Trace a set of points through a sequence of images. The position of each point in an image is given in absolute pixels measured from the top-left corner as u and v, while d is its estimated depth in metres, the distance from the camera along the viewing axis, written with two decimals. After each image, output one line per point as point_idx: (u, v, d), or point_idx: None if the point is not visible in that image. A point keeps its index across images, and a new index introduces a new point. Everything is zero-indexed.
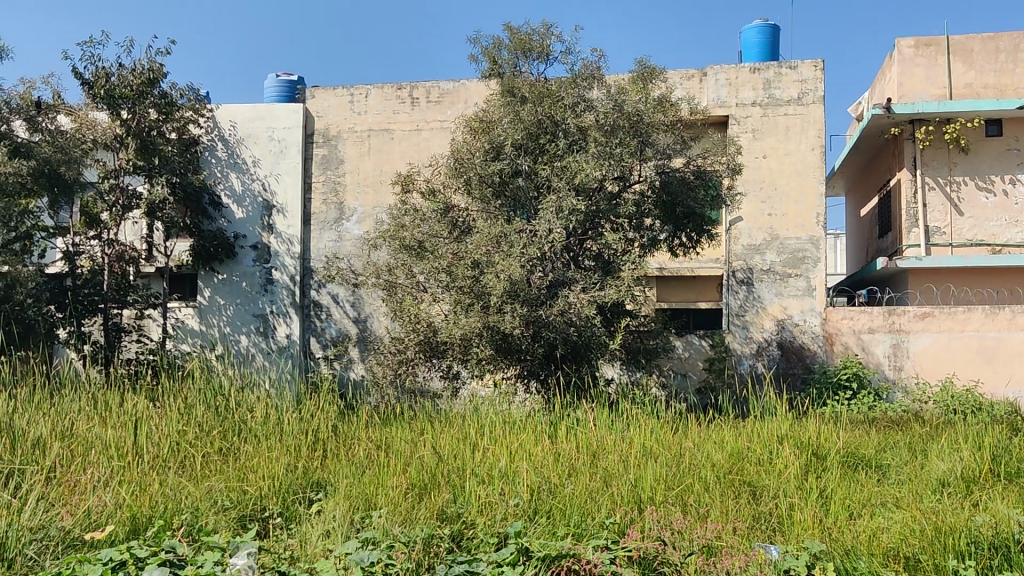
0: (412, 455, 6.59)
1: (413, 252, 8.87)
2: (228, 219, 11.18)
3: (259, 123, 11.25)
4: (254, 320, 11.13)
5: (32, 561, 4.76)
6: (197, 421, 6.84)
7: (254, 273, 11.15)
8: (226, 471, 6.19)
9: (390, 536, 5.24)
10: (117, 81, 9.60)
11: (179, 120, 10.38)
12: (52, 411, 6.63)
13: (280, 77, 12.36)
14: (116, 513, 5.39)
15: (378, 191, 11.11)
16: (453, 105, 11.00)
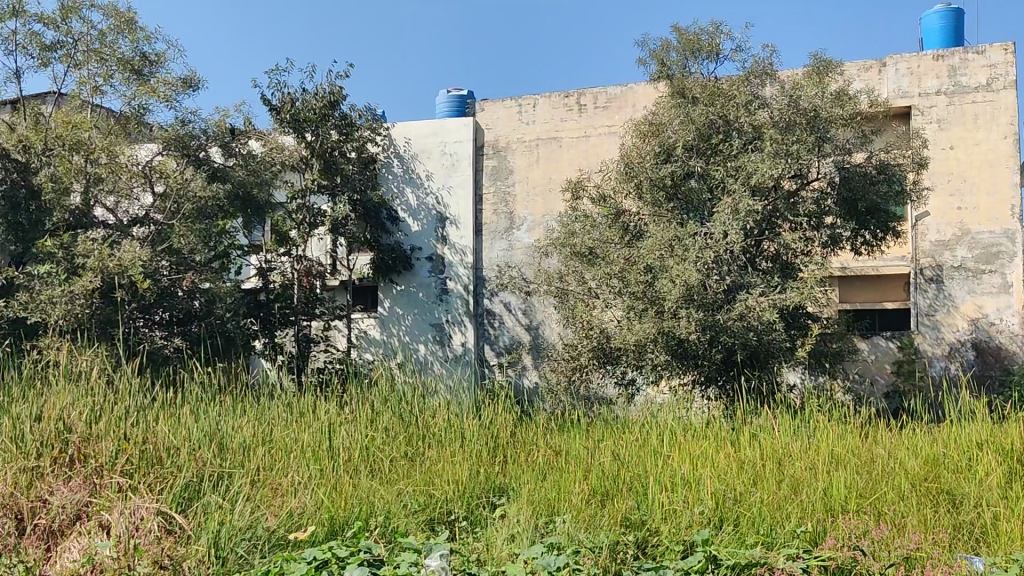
0: (592, 461, 6.59)
1: (586, 259, 8.92)
2: (405, 232, 11.56)
3: (432, 139, 11.59)
4: (431, 329, 11.45)
5: (243, 559, 5.09)
6: (384, 426, 7.10)
7: (430, 283, 11.48)
8: (414, 476, 6.38)
9: (575, 541, 5.28)
10: (302, 106, 10.16)
11: (359, 139, 10.82)
12: (253, 415, 7.04)
13: (450, 93, 12.71)
14: (315, 514, 5.66)
15: (548, 199, 11.21)
16: (621, 109, 10.95)
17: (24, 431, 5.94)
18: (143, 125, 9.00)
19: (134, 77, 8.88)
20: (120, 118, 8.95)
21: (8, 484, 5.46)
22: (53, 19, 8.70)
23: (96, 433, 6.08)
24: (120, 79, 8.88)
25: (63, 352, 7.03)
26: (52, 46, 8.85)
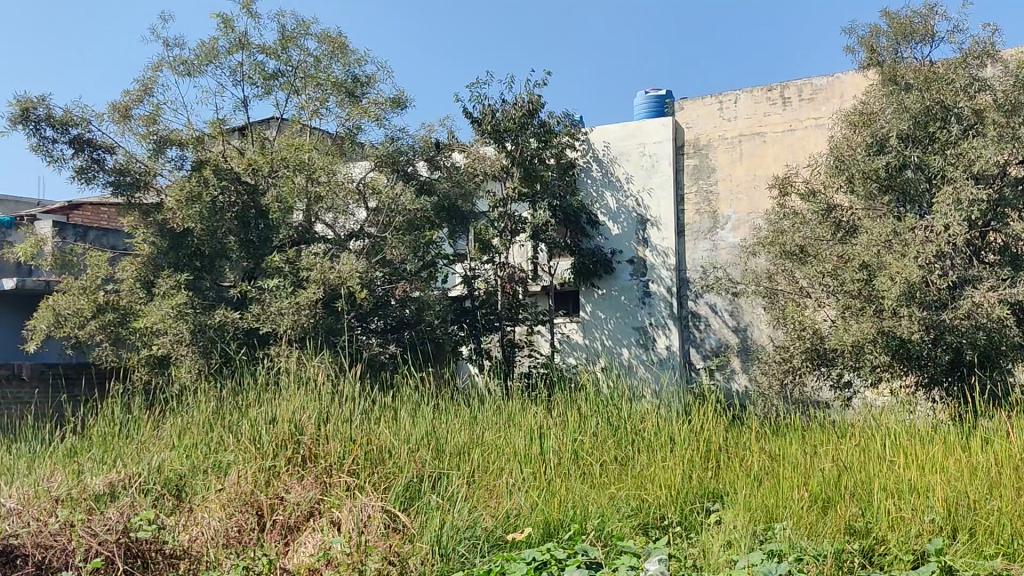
0: (810, 466, 6.37)
1: (796, 258, 8.66)
2: (605, 236, 11.63)
3: (632, 141, 11.56)
4: (634, 332, 11.42)
5: (464, 558, 5.26)
6: (593, 430, 7.12)
7: (633, 286, 11.46)
8: (626, 480, 6.38)
9: (797, 549, 5.12)
10: (502, 116, 10.40)
11: (558, 145, 10.95)
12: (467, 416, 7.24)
13: (648, 94, 12.66)
14: (531, 515, 5.75)
15: (753, 196, 10.95)
16: (828, 101, 10.55)
17: (262, 434, 6.39)
18: (357, 144, 9.54)
19: (348, 99, 9.44)
20: (336, 138, 9.57)
21: (249, 482, 5.94)
22: (274, 49, 9.30)
23: (325, 434, 6.41)
24: (336, 102, 9.45)
25: (292, 359, 7.47)
26: (273, 75, 9.41)
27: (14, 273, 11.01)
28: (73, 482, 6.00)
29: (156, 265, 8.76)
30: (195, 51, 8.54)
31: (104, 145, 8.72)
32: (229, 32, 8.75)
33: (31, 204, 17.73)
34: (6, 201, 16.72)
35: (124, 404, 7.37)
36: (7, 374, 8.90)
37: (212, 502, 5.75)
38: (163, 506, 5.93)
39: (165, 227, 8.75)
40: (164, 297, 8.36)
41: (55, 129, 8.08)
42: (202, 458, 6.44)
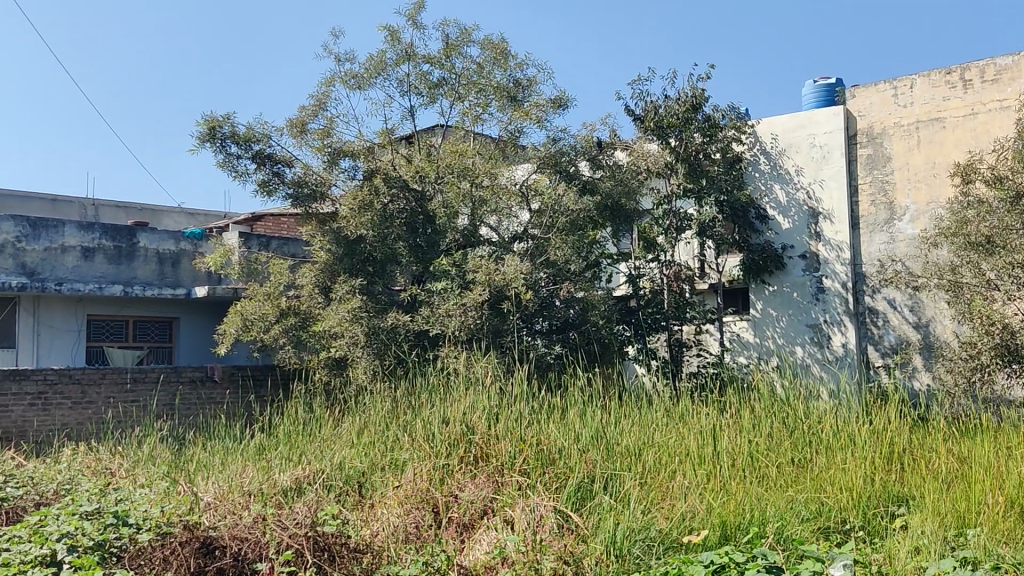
0: (1004, 468, 6.03)
1: (983, 250, 8.14)
2: (775, 231, 11.33)
3: (801, 132, 11.21)
4: (809, 330, 11.09)
5: (640, 560, 5.27)
6: (768, 431, 6.91)
7: (805, 282, 11.12)
8: (804, 483, 6.22)
9: (993, 557, 4.86)
10: (665, 112, 10.41)
11: (723, 139, 10.72)
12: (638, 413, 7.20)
13: (816, 83, 12.25)
14: (707, 518, 5.67)
15: (933, 185, 10.38)
16: (1014, 81, 9.89)
17: (435, 432, 6.57)
18: (519, 147, 9.65)
19: (509, 103, 9.60)
20: (499, 142, 9.74)
21: (425, 480, 6.14)
22: (438, 58, 9.55)
23: (497, 433, 6.51)
24: (498, 106, 9.65)
25: (462, 360, 7.60)
26: (437, 84, 9.66)
27: (205, 282, 11.77)
28: (263, 478, 6.33)
29: (332, 271, 9.11)
30: (364, 64, 8.87)
31: (284, 158, 9.22)
32: (395, 45, 9.05)
33: (217, 215, 18.89)
34: (194, 213, 17.86)
35: (306, 404, 7.72)
36: (200, 376, 9.53)
37: (390, 499, 5.99)
38: (346, 501, 6.19)
39: (340, 235, 9.01)
40: (341, 301, 8.73)
41: (239, 145, 8.57)
42: (380, 454, 6.68)
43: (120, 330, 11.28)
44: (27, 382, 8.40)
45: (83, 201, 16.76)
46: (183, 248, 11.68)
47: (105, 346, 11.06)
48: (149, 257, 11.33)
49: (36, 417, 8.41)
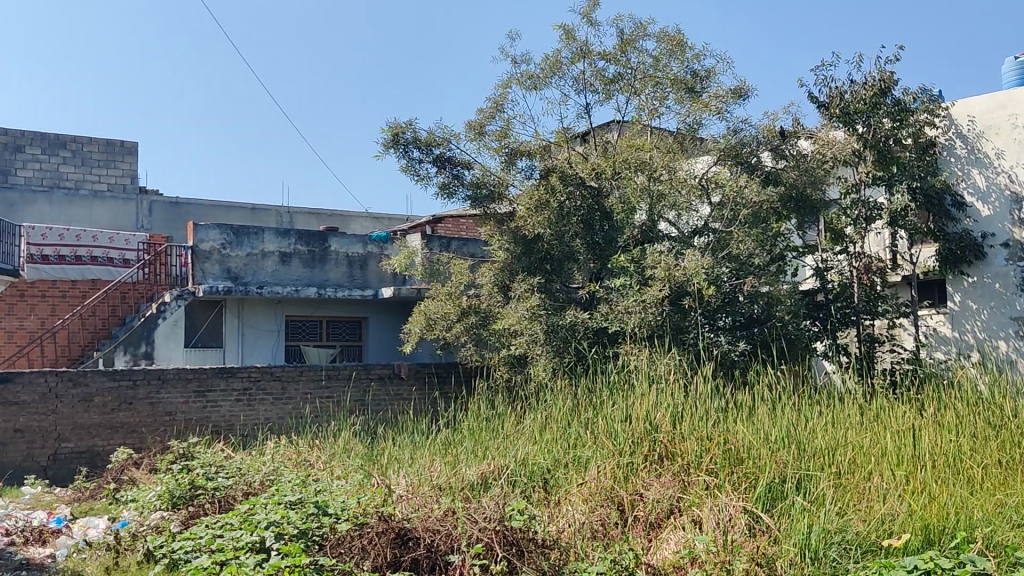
0: None
1: None
2: (974, 219, 10.69)
3: (1001, 112, 10.47)
4: (1013, 323, 10.39)
5: (836, 563, 5.09)
6: (972, 430, 6.53)
7: (1008, 272, 10.42)
8: (1014, 487, 5.86)
9: None
10: (851, 98, 9.97)
11: (916, 124, 10.19)
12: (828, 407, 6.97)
13: (1018, 59, 11.47)
14: (908, 522, 5.43)
15: None
16: None
17: (618, 431, 6.57)
18: (697, 140, 9.53)
19: (688, 95, 9.45)
20: (677, 135, 9.63)
21: (609, 477, 6.18)
22: (614, 54, 9.56)
23: (681, 432, 6.43)
24: (675, 99, 9.50)
25: (642, 358, 7.54)
26: (613, 79, 9.66)
27: (391, 283, 12.19)
28: (451, 472, 6.51)
29: (512, 270, 9.31)
30: (540, 65, 8.97)
31: (462, 162, 9.48)
32: (571, 43, 9.11)
33: (400, 219, 19.57)
34: (380, 217, 18.59)
35: (488, 401, 7.89)
36: (388, 373, 9.89)
37: (574, 495, 6.05)
38: (531, 497, 6.26)
39: (518, 233, 9.26)
40: (520, 300, 8.91)
41: (420, 151, 8.85)
42: (563, 451, 6.71)
43: (315, 329, 11.90)
44: (233, 379, 8.99)
45: (279, 209, 17.72)
46: (370, 251, 12.13)
47: (302, 345, 11.73)
48: (340, 260, 11.83)
49: (242, 412, 9.02)
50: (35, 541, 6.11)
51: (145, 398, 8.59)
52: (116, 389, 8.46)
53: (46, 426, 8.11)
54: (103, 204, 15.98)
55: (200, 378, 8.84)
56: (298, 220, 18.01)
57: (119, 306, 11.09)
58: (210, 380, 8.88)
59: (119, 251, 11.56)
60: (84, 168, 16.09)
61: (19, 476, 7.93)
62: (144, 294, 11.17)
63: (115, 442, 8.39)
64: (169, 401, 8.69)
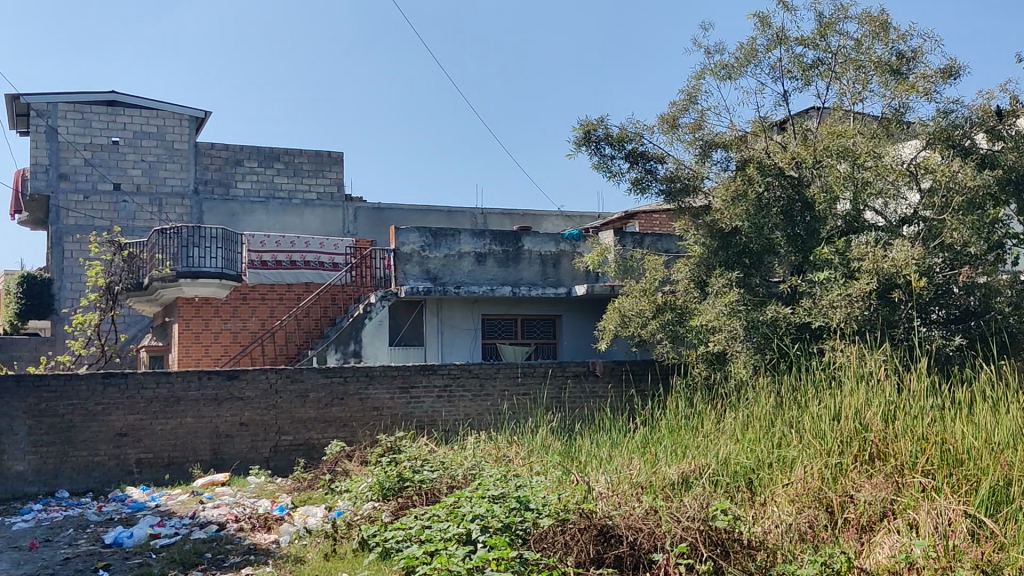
0: None
1: None
2: None
3: None
4: None
5: None
6: None
7: None
8: None
9: None
10: None
11: None
12: None
13: None
14: None
15: None
16: None
17: (825, 430, 6.36)
18: (904, 124, 9.01)
19: (892, 78, 8.96)
20: (882, 120, 9.17)
21: (817, 478, 5.98)
22: (812, 39, 9.25)
23: (894, 432, 6.15)
24: (879, 82, 9.04)
25: (849, 354, 7.22)
26: (812, 66, 9.36)
27: (585, 281, 12.19)
28: (651, 470, 6.46)
29: (708, 265, 9.17)
30: (735, 53, 8.78)
31: (655, 156, 9.51)
32: (766, 30, 8.86)
33: (592, 216, 19.55)
34: (571, 215, 18.77)
35: (686, 399, 7.82)
36: (584, 371, 9.84)
37: (780, 496, 5.88)
38: (736, 498, 6.13)
39: (714, 226, 9.11)
40: (718, 295, 8.75)
41: (613, 147, 8.85)
42: (767, 450, 6.54)
43: (510, 328, 12.14)
44: (435, 376, 9.31)
45: (474, 211, 18.17)
46: (563, 249, 12.19)
47: (497, 343, 12.00)
48: (533, 259, 11.98)
49: (444, 408, 9.32)
50: (261, 528, 6.51)
51: (355, 394, 9.04)
52: (328, 385, 8.94)
53: (267, 420, 8.72)
54: (314, 212, 17.03)
55: (404, 375, 9.22)
56: (492, 222, 18.37)
57: (329, 307, 11.73)
58: (413, 377, 9.24)
59: (329, 256, 12.25)
60: (296, 179, 17.08)
61: (245, 466, 8.63)
62: (352, 295, 11.77)
63: (328, 435, 8.89)
64: (376, 397, 9.11)
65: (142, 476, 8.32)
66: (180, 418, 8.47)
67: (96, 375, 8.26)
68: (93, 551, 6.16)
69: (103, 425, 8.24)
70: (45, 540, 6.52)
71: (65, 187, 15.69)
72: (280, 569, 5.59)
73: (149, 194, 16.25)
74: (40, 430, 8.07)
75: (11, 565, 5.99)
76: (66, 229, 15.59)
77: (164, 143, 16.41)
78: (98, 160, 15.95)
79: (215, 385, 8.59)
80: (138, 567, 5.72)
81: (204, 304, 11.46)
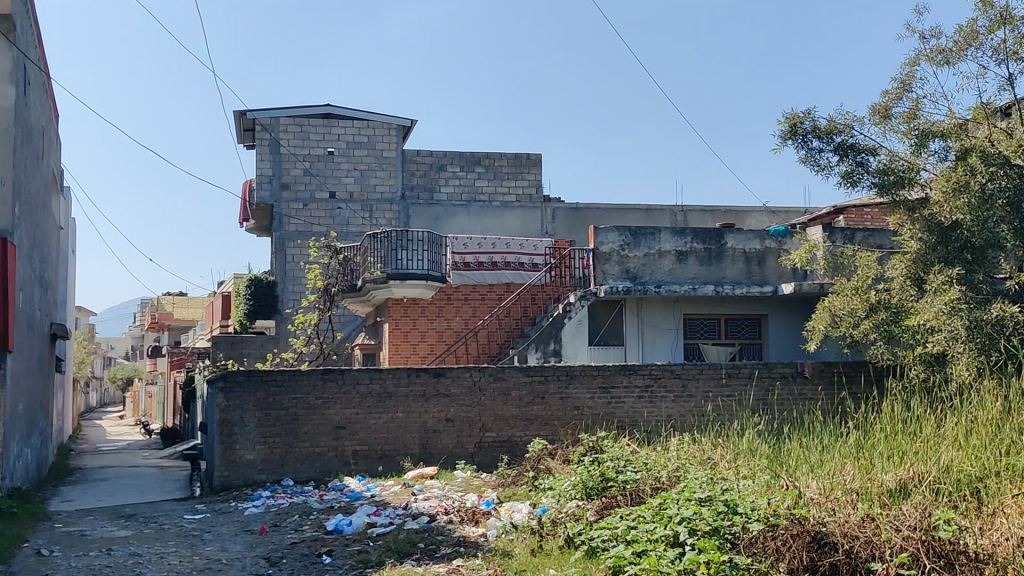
0: None
1: None
2: None
3: None
4: None
5: None
6: None
7: None
8: None
9: None
10: None
11: None
12: None
13: None
14: None
15: None
16: None
17: None
18: None
19: None
20: None
21: None
22: None
23: None
24: None
25: None
26: None
27: (791, 279, 11.85)
28: (865, 477, 6.19)
29: (926, 261, 8.61)
30: (953, 37, 8.29)
31: (867, 147, 9.11)
32: (989, 10, 8.32)
33: (798, 212, 18.89)
34: (775, 211, 18.22)
35: (903, 403, 7.45)
36: (792, 372, 9.54)
37: (1009, 508, 5.50)
38: (960, 508, 5.79)
39: (932, 221, 8.57)
40: (937, 293, 8.21)
41: (821, 140, 8.56)
42: (994, 458, 6.14)
43: (713, 328, 11.95)
44: (635, 376, 9.31)
45: (674, 209, 17.97)
46: (768, 247, 11.89)
47: (700, 343, 11.85)
48: (737, 257, 11.75)
49: (645, 408, 9.31)
50: (469, 521, 6.72)
51: (555, 393, 9.17)
52: (530, 384, 9.11)
53: (472, 417, 8.99)
54: (514, 214, 17.39)
55: (604, 375, 9.27)
56: (693, 219, 18.11)
57: (529, 307, 11.96)
58: (613, 377, 9.27)
59: (528, 256, 12.46)
60: (496, 181, 17.50)
61: (452, 461, 8.93)
62: (551, 296, 11.98)
63: (531, 433, 9.06)
64: (577, 396, 9.20)
65: (357, 468, 8.78)
66: (391, 413, 8.88)
67: (317, 371, 8.79)
68: (317, 537, 6.56)
69: (322, 418, 8.76)
70: (273, 525, 7.01)
71: (287, 196, 16.76)
72: (490, 562, 5.74)
73: (361, 201, 17.09)
74: (268, 422, 8.67)
75: (245, 547, 6.48)
76: (289, 236, 16.67)
77: (374, 152, 17.21)
78: (316, 169, 16.93)
79: (423, 382, 8.94)
80: (358, 554, 6.04)
81: (412, 304, 11.88)
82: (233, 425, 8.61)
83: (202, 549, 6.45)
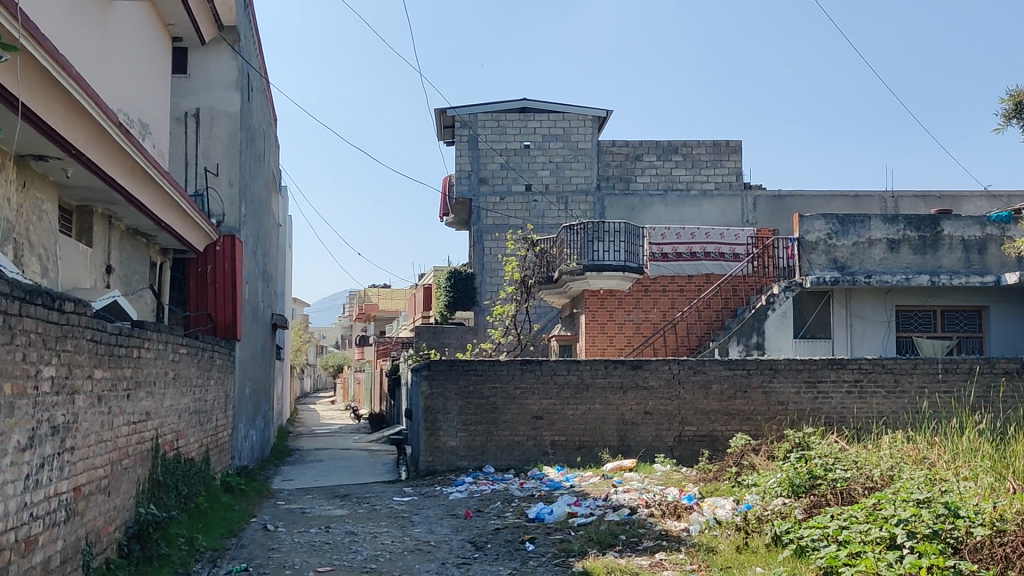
0: None
1: None
2: None
3: None
4: None
5: None
6: None
7: None
8: None
9: None
10: None
11: None
12: None
13: None
14: None
15: None
16: None
17: None
18: None
19: None
20: None
21: None
22: None
23: None
24: None
25: None
26: None
27: (1016, 268, 11.05)
28: None
29: None
30: None
31: None
32: None
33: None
34: (998, 195, 17.03)
35: None
36: (1017, 368, 8.88)
37: None
38: None
39: None
40: None
41: None
42: None
43: (929, 320, 11.32)
44: (844, 371, 8.95)
45: (883, 195, 17.12)
46: (989, 234, 11.15)
47: (915, 337, 11.26)
48: (954, 245, 11.09)
49: (854, 404, 8.94)
50: (671, 515, 6.66)
51: (758, 387, 8.96)
52: (732, 377, 8.94)
53: (671, 410, 8.91)
54: (713, 202, 17.10)
55: (810, 369, 8.95)
56: (905, 205, 17.20)
57: (730, 298, 11.68)
58: (820, 371, 8.95)
59: (729, 246, 12.23)
60: (694, 170, 17.27)
61: (651, 454, 8.89)
62: (753, 286, 11.68)
63: (732, 428, 8.90)
64: (781, 391, 8.95)
65: (556, 457, 8.90)
66: (589, 404, 8.93)
67: (516, 362, 8.96)
68: (519, 524, 6.71)
69: (521, 407, 8.94)
70: (477, 510, 7.21)
71: (485, 190, 17.18)
72: (693, 557, 5.67)
73: (557, 193, 17.25)
74: (469, 410, 8.94)
75: (451, 530, 6.70)
76: (487, 230, 17.09)
77: (570, 144, 17.32)
78: (512, 163, 17.26)
79: (621, 373, 8.95)
80: (560, 543, 6.12)
81: (608, 296, 11.90)
82: (437, 412, 8.93)
83: (411, 530, 6.72)
